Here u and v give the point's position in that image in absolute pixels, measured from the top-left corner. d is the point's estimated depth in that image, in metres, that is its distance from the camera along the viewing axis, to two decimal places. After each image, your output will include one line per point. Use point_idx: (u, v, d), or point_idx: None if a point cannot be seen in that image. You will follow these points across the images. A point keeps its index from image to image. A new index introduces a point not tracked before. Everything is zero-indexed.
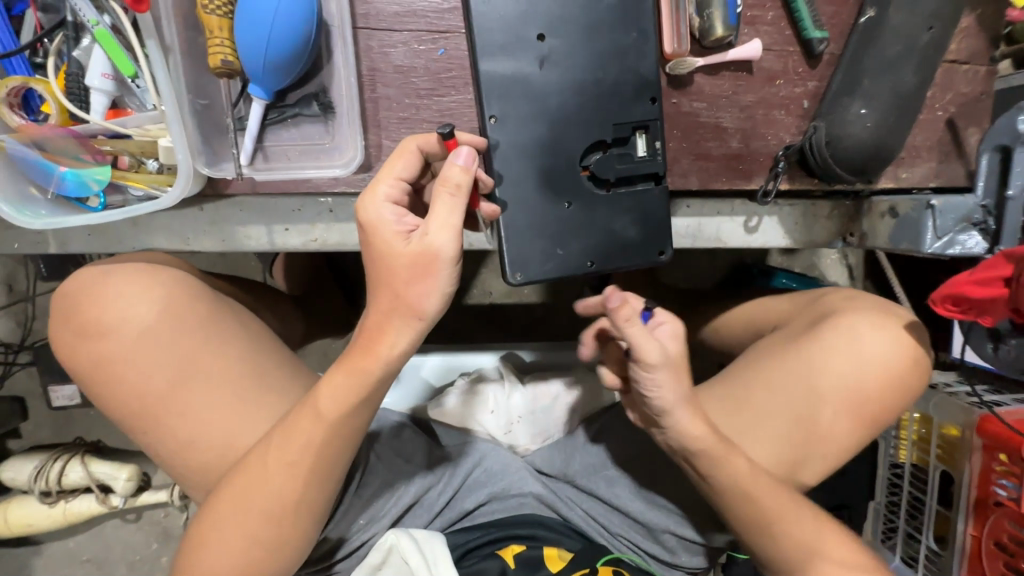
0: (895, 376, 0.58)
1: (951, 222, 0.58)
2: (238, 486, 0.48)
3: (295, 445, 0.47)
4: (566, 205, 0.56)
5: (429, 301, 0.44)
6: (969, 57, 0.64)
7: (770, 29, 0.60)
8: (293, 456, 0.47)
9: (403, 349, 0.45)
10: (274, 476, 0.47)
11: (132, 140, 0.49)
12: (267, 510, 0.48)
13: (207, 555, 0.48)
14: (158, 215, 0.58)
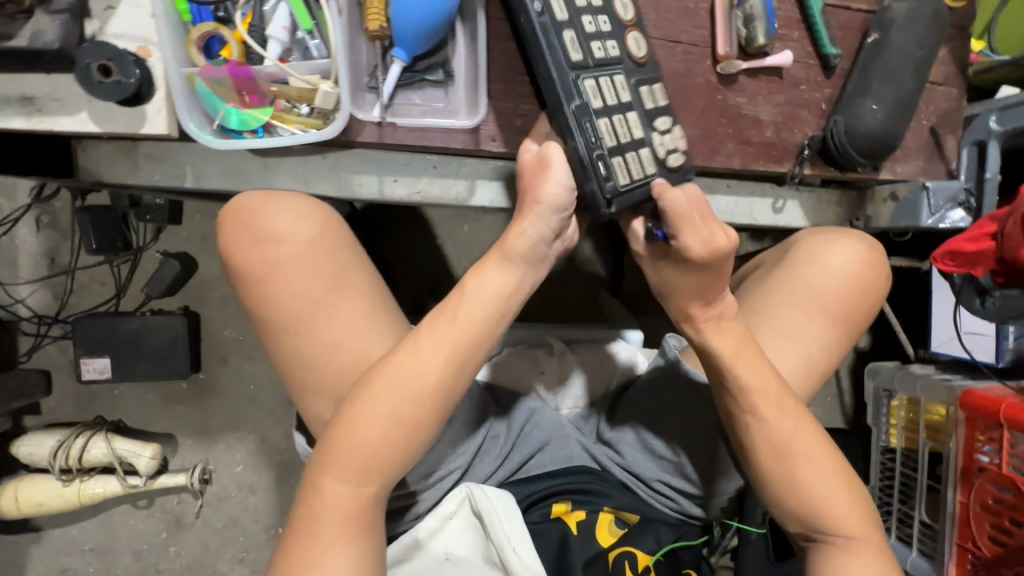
0: (856, 280, 0.73)
1: (942, 201, 0.75)
2: (391, 369, 0.57)
3: (445, 333, 0.58)
4: None
5: (558, 191, 0.60)
6: (944, 80, 0.80)
7: (796, 45, 0.75)
8: (439, 342, 0.58)
9: (536, 236, 0.60)
10: (424, 356, 0.57)
11: (293, 86, 0.58)
12: (416, 389, 0.57)
13: (365, 424, 0.56)
14: (287, 159, 0.66)
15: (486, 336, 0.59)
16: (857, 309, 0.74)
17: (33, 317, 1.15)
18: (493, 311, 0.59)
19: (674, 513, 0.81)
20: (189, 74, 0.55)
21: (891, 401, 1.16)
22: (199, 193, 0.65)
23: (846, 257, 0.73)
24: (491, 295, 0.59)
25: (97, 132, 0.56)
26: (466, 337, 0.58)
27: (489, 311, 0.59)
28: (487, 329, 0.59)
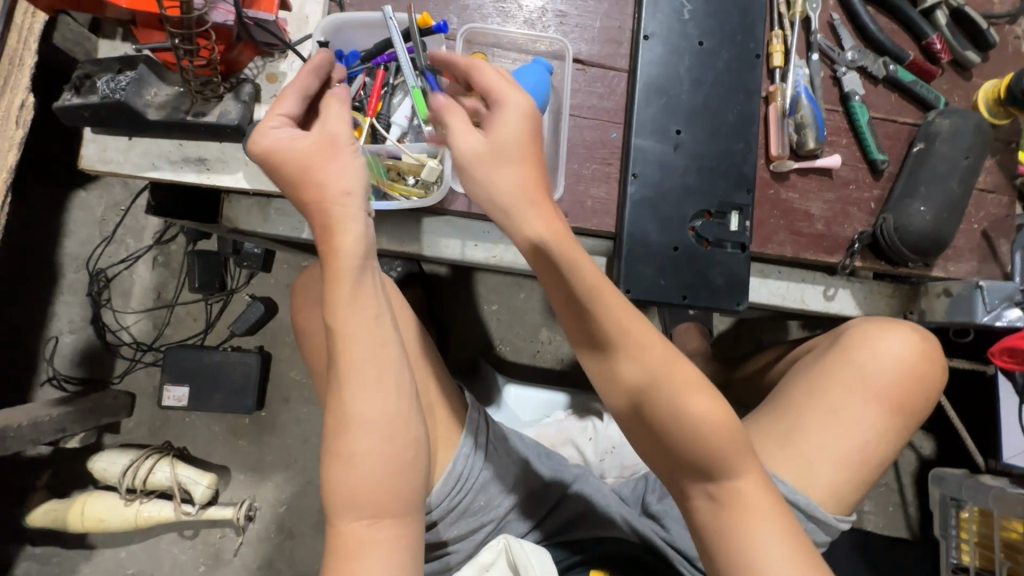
0: (904, 370, 0.74)
1: (997, 299, 0.75)
2: (338, 400, 0.56)
3: (371, 351, 0.56)
4: (674, 249, 0.75)
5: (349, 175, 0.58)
6: (993, 188, 0.85)
7: (844, 150, 0.83)
8: (373, 368, 0.56)
9: (357, 239, 0.56)
10: (355, 384, 0.56)
11: (405, 160, 0.69)
12: (368, 419, 0.56)
13: (351, 461, 0.55)
14: (389, 222, 0.77)
15: (393, 347, 0.58)
16: (904, 399, 0.74)
17: (133, 343, 1.29)
18: (367, 314, 0.57)
19: None
20: None
21: (960, 512, 1.08)
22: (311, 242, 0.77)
23: (899, 346, 0.74)
24: (354, 307, 0.56)
25: (247, 188, 0.69)
26: (379, 354, 0.57)
27: (371, 321, 0.57)
28: (384, 339, 0.57)
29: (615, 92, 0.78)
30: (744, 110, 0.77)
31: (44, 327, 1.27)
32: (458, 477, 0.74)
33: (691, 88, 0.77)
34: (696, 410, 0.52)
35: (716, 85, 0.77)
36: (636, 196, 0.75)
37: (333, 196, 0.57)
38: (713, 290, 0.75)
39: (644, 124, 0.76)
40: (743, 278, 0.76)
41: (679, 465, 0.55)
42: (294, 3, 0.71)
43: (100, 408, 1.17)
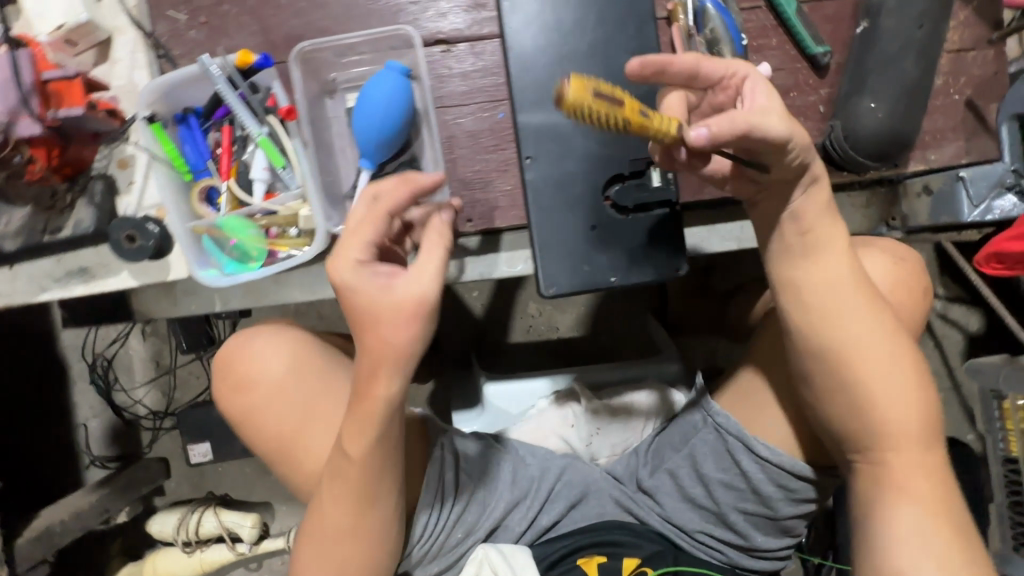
0: (901, 306, 0.64)
1: (984, 188, 0.64)
2: (320, 510, 0.61)
3: (348, 481, 0.59)
4: (591, 228, 0.67)
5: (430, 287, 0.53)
6: (973, 44, 0.69)
7: (776, 52, 0.69)
8: (337, 489, 0.60)
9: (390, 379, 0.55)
10: (335, 503, 0.61)
11: (282, 214, 0.65)
12: (338, 527, 0.62)
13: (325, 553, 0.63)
14: (293, 274, 0.73)
15: (388, 472, 0.60)
16: (894, 339, 0.64)
17: (150, 413, 1.35)
18: (383, 453, 0.59)
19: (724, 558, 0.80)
20: (195, 227, 0.64)
21: (1002, 404, 0.98)
22: (228, 312, 0.75)
23: (875, 278, 0.64)
24: (375, 445, 0.58)
25: (137, 285, 0.67)
26: (345, 478, 0.60)
27: (352, 446, 0.58)
28: (375, 466, 0.60)
29: (490, 66, 0.69)
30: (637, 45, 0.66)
31: (70, 417, 1.35)
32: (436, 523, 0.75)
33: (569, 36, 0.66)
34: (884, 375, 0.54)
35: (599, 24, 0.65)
36: (534, 181, 0.67)
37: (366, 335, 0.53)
38: (642, 261, 0.68)
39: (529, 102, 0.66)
40: (677, 240, 0.67)
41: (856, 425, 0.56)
42: (117, 76, 0.65)
43: (135, 481, 1.25)
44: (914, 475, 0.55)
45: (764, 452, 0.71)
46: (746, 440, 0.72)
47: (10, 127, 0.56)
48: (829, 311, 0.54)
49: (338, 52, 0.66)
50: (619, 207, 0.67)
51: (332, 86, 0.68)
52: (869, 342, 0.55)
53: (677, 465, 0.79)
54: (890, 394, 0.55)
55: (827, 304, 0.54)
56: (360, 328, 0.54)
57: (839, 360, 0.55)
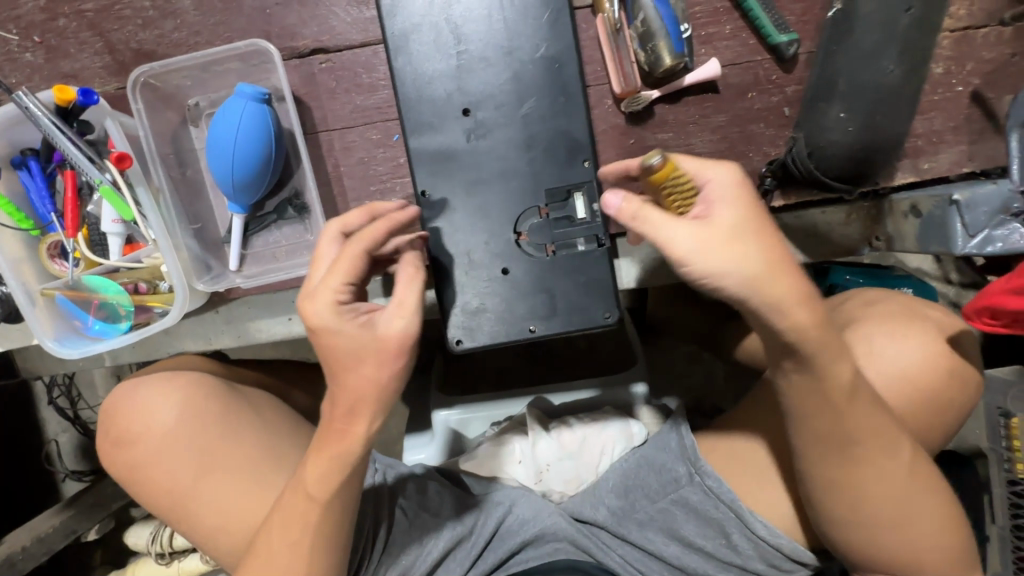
0: (939, 378, 0.54)
1: (984, 216, 0.50)
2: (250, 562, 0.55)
3: (286, 527, 0.54)
4: (503, 272, 0.56)
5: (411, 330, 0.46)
6: (984, 20, 0.55)
7: (730, 43, 0.56)
8: (286, 546, 0.54)
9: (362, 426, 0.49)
10: (272, 553, 0.55)
11: (145, 268, 0.57)
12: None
13: None
14: (186, 323, 0.66)
15: (347, 518, 0.55)
16: (931, 421, 0.55)
17: None
18: (344, 496, 0.52)
19: None
20: (48, 290, 0.56)
21: (1010, 423, 0.87)
22: (122, 365, 0.68)
23: (906, 352, 0.54)
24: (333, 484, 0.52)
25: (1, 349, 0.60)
26: (294, 529, 0.54)
27: (310, 494, 0.53)
28: (339, 516, 0.54)
29: (380, 78, 0.57)
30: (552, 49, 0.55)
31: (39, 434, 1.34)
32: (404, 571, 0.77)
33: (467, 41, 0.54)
34: (887, 471, 0.50)
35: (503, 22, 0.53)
36: (433, 218, 0.56)
37: (356, 370, 0.46)
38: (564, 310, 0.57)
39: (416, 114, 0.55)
40: (607, 282, 0.57)
41: (879, 520, 0.51)
42: None
43: (103, 499, 1.24)
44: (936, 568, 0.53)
45: (761, 531, 0.65)
46: (739, 513, 0.66)
47: None
48: (838, 413, 0.47)
49: (194, 72, 0.56)
50: (531, 248, 0.56)
51: (195, 112, 0.58)
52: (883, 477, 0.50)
53: (648, 516, 0.73)
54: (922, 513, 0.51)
55: (865, 440, 0.49)
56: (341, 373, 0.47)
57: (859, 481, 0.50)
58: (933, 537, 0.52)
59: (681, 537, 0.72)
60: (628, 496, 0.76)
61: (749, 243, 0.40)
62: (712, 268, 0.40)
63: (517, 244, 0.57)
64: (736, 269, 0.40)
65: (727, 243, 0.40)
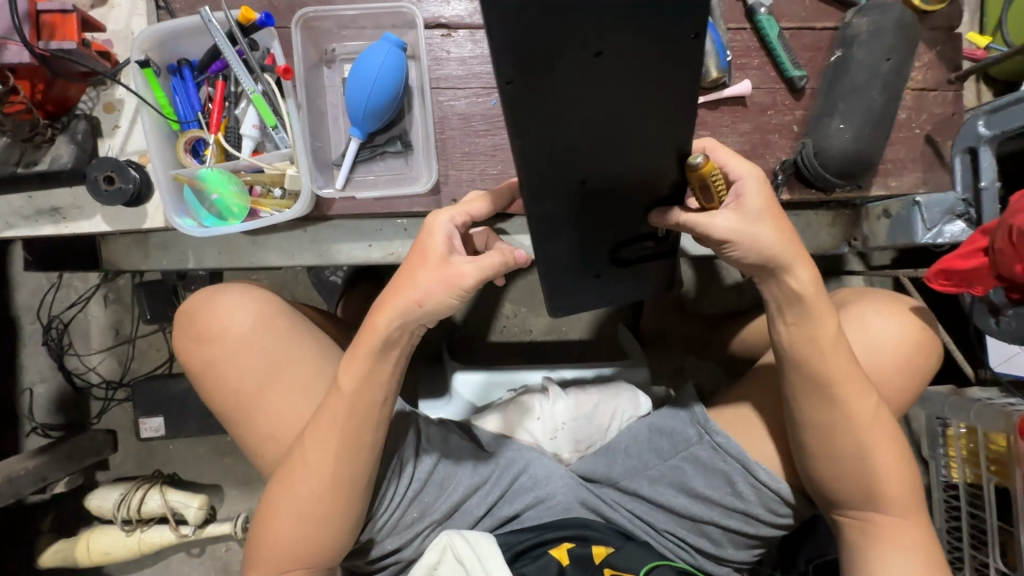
0: (910, 349, 0.68)
1: (938, 214, 0.70)
2: (312, 440, 0.65)
3: (346, 408, 0.65)
4: (592, 271, 0.69)
5: (466, 267, 0.61)
6: (936, 84, 0.74)
7: (757, 72, 0.74)
8: (325, 435, 0.65)
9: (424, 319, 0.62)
10: (327, 431, 0.65)
11: (267, 173, 0.65)
12: (321, 455, 0.65)
13: (305, 479, 0.66)
14: (273, 236, 0.72)
15: (377, 410, 0.66)
16: (903, 388, 0.68)
17: (102, 382, 1.30)
18: (372, 393, 0.65)
19: (694, 561, 0.80)
20: (178, 176, 0.64)
21: (946, 431, 1.03)
22: (202, 270, 0.74)
23: (888, 327, 0.68)
24: (368, 381, 0.64)
25: (110, 230, 0.66)
26: (333, 423, 0.65)
27: (372, 386, 0.65)
28: (369, 410, 0.65)
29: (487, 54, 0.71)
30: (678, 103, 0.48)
31: (17, 380, 1.29)
32: (421, 509, 0.79)
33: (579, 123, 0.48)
34: (862, 400, 0.61)
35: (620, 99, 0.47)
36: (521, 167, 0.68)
37: (423, 277, 0.61)
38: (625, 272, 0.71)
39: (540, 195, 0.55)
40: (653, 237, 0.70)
41: (855, 448, 0.62)
42: (114, 20, 0.65)
43: (80, 451, 1.20)
44: (906, 498, 0.62)
45: (763, 477, 0.72)
46: (745, 463, 0.73)
47: None
48: (826, 339, 0.60)
49: (341, 22, 0.68)
50: (620, 260, 0.68)
51: (331, 55, 0.69)
52: (866, 430, 0.62)
53: (659, 474, 0.79)
54: (888, 452, 0.62)
55: (843, 372, 0.61)
56: (410, 278, 0.62)
57: (839, 434, 0.61)
58: (902, 470, 0.63)
59: (689, 491, 0.78)
60: (639, 456, 0.81)
61: (766, 229, 0.56)
62: (742, 241, 0.55)
63: (609, 257, 0.68)
64: (757, 247, 0.55)
65: (750, 226, 0.55)
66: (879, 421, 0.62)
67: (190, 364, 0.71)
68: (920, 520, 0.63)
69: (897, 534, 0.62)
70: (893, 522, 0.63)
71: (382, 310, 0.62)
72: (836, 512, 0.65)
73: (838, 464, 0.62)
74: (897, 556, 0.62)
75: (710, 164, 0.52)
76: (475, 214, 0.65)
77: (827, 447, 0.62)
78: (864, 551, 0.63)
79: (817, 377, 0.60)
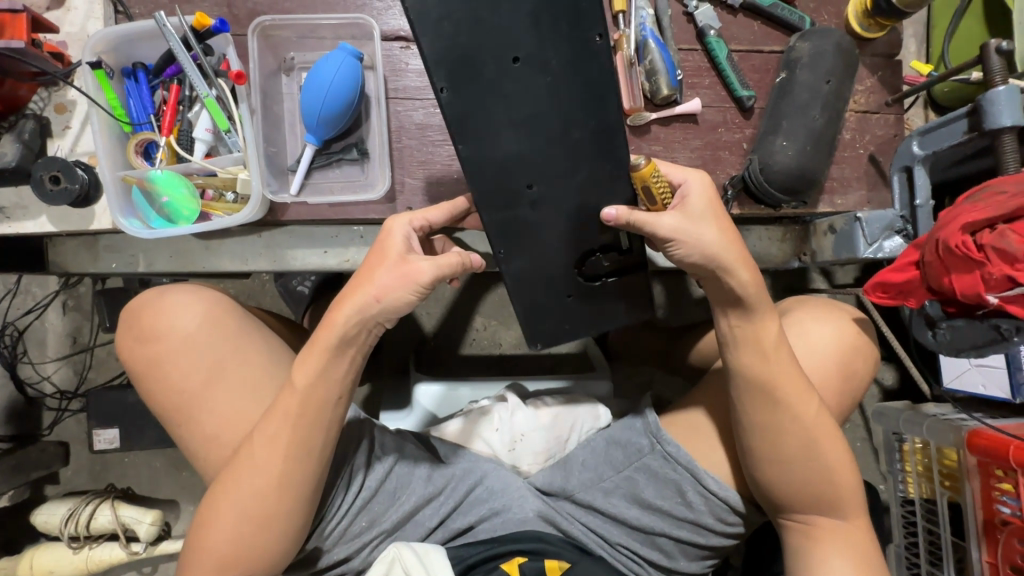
0: (847, 355, 0.70)
1: (878, 230, 0.72)
2: (260, 440, 0.64)
3: (298, 406, 0.64)
4: (568, 297, 0.67)
5: (422, 266, 0.61)
6: (878, 107, 0.78)
7: (707, 91, 0.76)
8: (274, 434, 0.64)
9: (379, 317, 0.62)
10: (277, 430, 0.64)
11: (219, 176, 0.65)
12: (269, 455, 0.64)
13: (250, 480, 0.64)
14: (225, 241, 0.72)
15: (330, 411, 0.65)
16: (841, 393, 0.70)
17: (57, 392, 1.27)
18: (325, 391, 0.64)
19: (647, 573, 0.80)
20: (126, 178, 0.64)
21: (902, 446, 1.04)
22: (152, 274, 0.73)
23: (828, 334, 0.71)
24: (321, 379, 0.64)
25: (55, 231, 0.65)
26: (283, 422, 0.64)
27: (326, 385, 0.64)
28: (321, 409, 0.64)
29: None
30: (598, 101, 0.59)
31: None
32: (372, 517, 0.78)
33: (520, 121, 0.58)
34: (808, 405, 0.62)
35: (544, 104, 0.58)
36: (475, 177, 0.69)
37: (379, 274, 0.61)
38: (605, 293, 0.68)
39: (496, 210, 0.61)
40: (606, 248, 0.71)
41: (802, 452, 0.62)
42: (70, 22, 0.65)
43: (28, 463, 1.15)
44: (846, 500, 0.64)
45: (713, 486, 0.73)
46: (695, 472, 0.73)
47: None
48: (772, 341, 0.61)
49: (299, 32, 0.69)
50: (587, 277, 0.66)
51: (289, 64, 0.70)
52: (814, 436, 0.63)
53: (614, 485, 0.79)
54: (832, 457, 0.63)
55: (789, 377, 0.62)
56: (366, 275, 0.62)
57: (784, 438, 0.62)
58: (845, 477, 0.64)
59: (642, 501, 0.78)
60: (595, 468, 0.80)
61: (709, 229, 0.56)
62: (685, 241, 0.55)
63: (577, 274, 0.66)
64: (700, 245, 0.56)
65: (693, 225, 0.56)
66: (822, 426, 0.63)
67: (135, 363, 0.69)
68: (857, 525, 0.65)
69: (834, 533, 0.64)
70: (834, 524, 0.65)
71: (337, 307, 0.62)
72: (782, 516, 0.66)
73: (785, 468, 0.63)
74: (837, 558, 0.63)
75: (651, 165, 0.55)
76: (434, 220, 0.66)
77: (773, 454, 0.62)
78: (807, 553, 0.65)
79: (763, 378, 0.61)
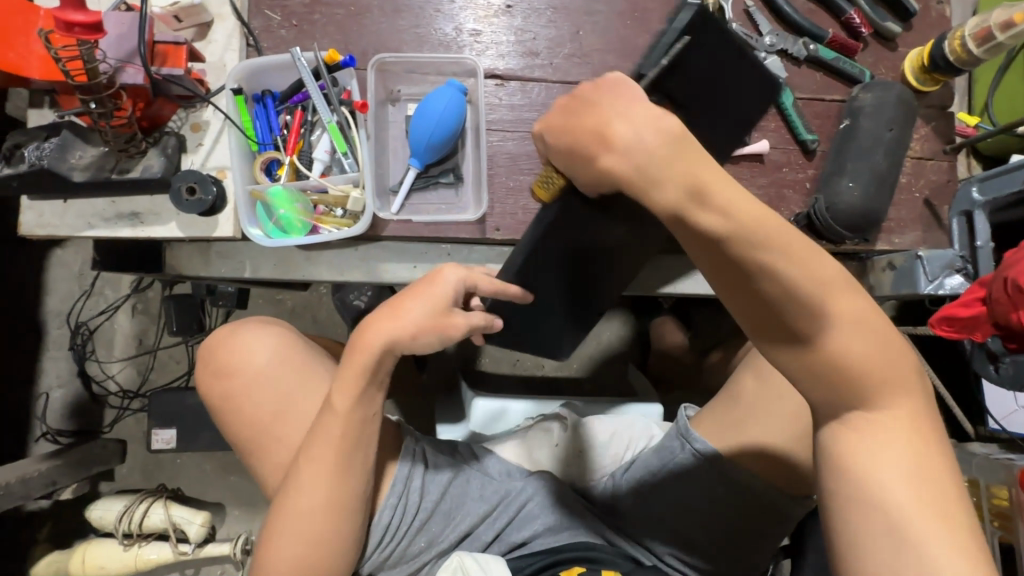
0: None
1: (938, 268, 0.77)
2: (303, 466, 0.66)
3: (329, 424, 0.65)
4: None
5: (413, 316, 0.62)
6: (932, 155, 0.83)
7: (773, 134, 0.82)
8: (314, 457, 0.65)
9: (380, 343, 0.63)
10: (316, 456, 0.65)
11: (331, 193, 0.72)
12: (313, 477, 0.65)
13: (302, 502, 0.65)
14: (327, 253, 0.78)
15: (368, 426, 0.66)
16: None
17: (119, 391, 1.32)
18: (365, 408, 0.65)
19: None
20: (251, 190, 0.71)
21: None
22: (255, 281, 0.79)
23: None
24: (357, 397, 0.64)
25: (181, 236, 0.71)
26: (340, 447, 0.65)
27: (362, 404, 0.65)
28: (363, 426, 0.66)
29: (535, 104, 0.79)
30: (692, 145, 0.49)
31: (35, 383, 1.31)
32: (425, 534, 0.78)
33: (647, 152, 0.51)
34: (871, 358, 0.44)
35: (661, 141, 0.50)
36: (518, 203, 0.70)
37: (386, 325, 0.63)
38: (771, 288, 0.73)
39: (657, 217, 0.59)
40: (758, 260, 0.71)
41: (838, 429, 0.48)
42: (210, 53, 0.73)
43: (90, 458, 1.20)
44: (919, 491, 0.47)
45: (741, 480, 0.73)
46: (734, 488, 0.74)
47: (115, 72, 0.62)
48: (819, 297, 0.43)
49: (409, 67, 0.77)
50: None
51: (396, 95, 0.78)
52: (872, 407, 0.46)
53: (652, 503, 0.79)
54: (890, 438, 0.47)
55: (852, 324, 0.43)
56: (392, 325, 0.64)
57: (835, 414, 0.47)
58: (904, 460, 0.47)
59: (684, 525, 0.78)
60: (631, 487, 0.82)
61: None
62: None
63: None
64: None
65: None
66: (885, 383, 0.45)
67: (212, 398, 0.76)
68: None
69: (894, 433, 0.46)
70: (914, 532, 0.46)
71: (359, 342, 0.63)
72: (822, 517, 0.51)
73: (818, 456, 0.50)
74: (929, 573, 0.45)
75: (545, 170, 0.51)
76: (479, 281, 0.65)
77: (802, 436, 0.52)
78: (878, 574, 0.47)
79: (819, 334, 0.43)
